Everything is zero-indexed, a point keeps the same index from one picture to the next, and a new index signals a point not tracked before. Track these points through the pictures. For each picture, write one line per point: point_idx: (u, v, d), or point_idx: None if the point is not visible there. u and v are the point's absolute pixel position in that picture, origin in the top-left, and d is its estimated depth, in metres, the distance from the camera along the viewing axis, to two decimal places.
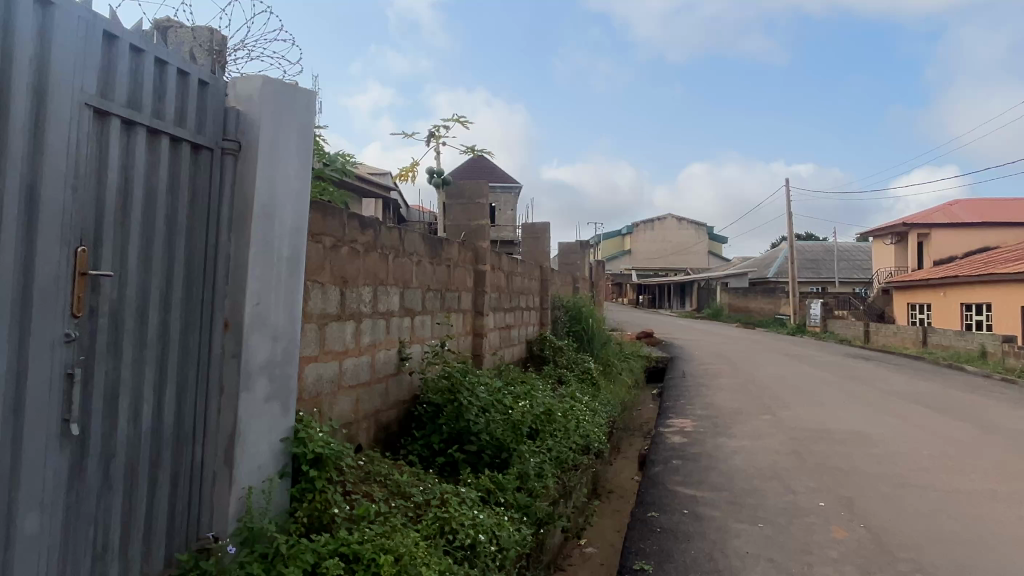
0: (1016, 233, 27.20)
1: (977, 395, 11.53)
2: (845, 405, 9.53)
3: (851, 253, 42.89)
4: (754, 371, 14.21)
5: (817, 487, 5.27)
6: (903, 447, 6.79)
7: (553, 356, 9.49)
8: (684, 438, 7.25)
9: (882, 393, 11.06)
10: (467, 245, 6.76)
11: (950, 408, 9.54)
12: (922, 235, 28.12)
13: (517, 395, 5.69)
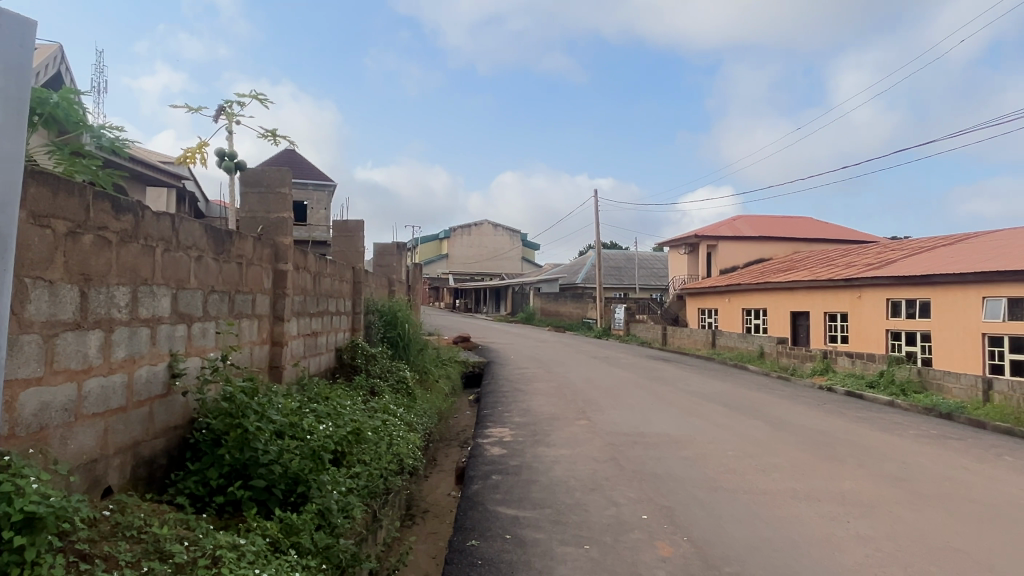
0: (785, 248, 30.78)
1: (761, 393, 12.54)
2: (653, 407, 9.81)
3: (649, 262, 46.26)
4: (567, 374, 14.42)
5: (638, 497, 5.13)
6: (711, 448, 6.97)
7: (365, 365, 8.75)
8: (503, 449, 6.91)
9: (683, 393, 11.63)
10: (265, 241, 5.89)
11: (742, 407, 10.20)
12: (711, 246, 30.84)
13: (319, 414, 4.98)
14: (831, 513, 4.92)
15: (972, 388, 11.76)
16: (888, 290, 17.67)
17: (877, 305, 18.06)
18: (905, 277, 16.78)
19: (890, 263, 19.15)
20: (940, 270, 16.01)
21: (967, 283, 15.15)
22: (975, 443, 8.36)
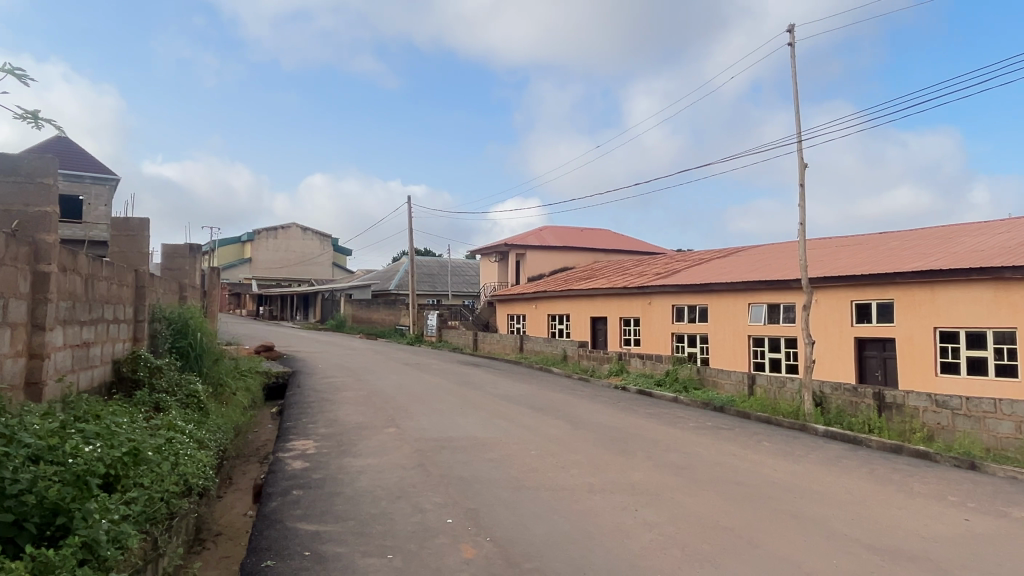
0: (587, 257, 32.85)
1: (564, 394, 13.23)
2: (462, 412, 9.95)
3: (462, 269, 47.03)
4: (377, 382, 14.16)
5: (444, 502, 5.16)
6: (515, 449, 7.20)
7: (149, 379, 7.92)
8: (305, 462, 6.60)
9: (492, 397, 11.92)
10: (21, 238, 5.12)
11: (546, 408, 10.68)
12: (520, 254, 32.01)
13: (87, 434, 4.40)
14: (622, 502, 5.30)
15: (740, 383, 13.31)
16: (673, 297, 19.51)
17: (665, 311, 19.86)
18: (687, 286, 18.64)
19: (675, 273, 21.18)
20: (716, 279, 17.99)
21: (737, 291, 17.19)
22: (742, 432, 9.48)
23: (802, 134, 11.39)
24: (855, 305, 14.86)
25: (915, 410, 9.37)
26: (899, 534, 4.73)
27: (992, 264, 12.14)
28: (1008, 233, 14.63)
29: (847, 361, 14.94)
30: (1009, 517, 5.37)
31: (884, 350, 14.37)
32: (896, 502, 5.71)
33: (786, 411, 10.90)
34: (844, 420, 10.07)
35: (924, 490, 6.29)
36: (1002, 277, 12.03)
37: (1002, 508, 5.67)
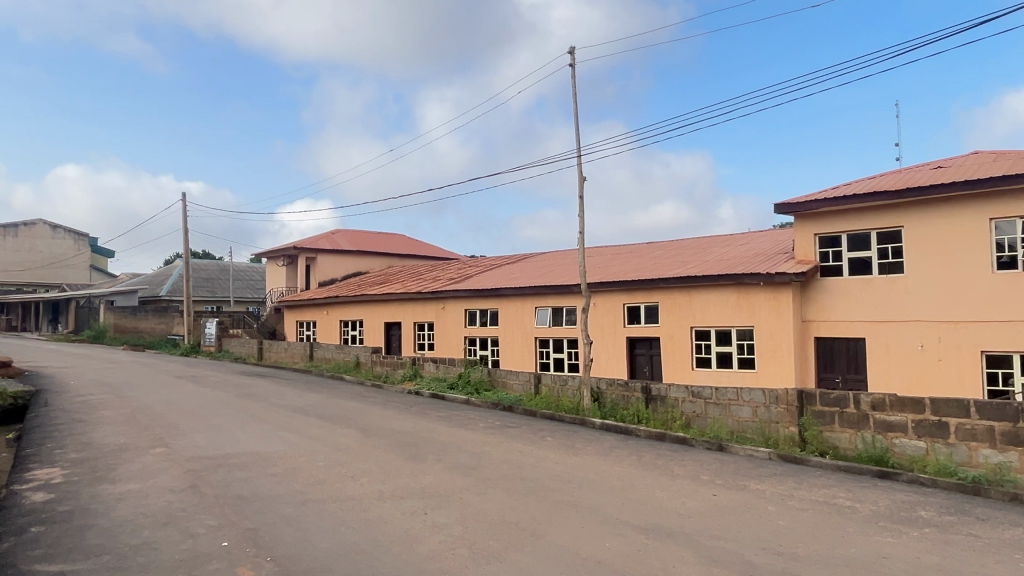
0: (380, 262, 32.48)
1: (356, 401, 12.93)
2: (243, 426, 9.29)
3: (246, 273, 44.10)
4: (144, 398, 12.74)
5: (219, 524, 4.77)
6: (301, 462, 6.87)
7: None
8: (48, 494, 5.72)
9: (277, 408, 11.29)
10: None
11: (335, 416, 10.34)
12: (310, 258, 30.74)
13: None
14: (411, 507, 5.29)
15: (526, 382, 13.94)
16: (465, 301, 19.95)
17: (457, 315, 20.24)
18: (478, 291, 19.17)
19: (467, 278, 21.69)
20: (505, 284, 18.71)
21: (524, 295, 18.03)
22: (528, 429, 9.94)
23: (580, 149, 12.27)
24: (627, 308, 16.28)
25: (675, 400, 10.51)
26: (661, 513, 5.26)
27: (734, 271, 14.00)
28: (748, 245, 16.98)
29: (620, 359, 16.32)
30: (747, 489, 6.22)
31: (650, 348, 15.93)
32: (659, 485, 6.34)
33: (568, 407, 11.63)
34: (618, 413, 10.98)
35: (682, 471, 7.06)
36: (743, 282, 13.92)
37: (741, 482, 6.56)
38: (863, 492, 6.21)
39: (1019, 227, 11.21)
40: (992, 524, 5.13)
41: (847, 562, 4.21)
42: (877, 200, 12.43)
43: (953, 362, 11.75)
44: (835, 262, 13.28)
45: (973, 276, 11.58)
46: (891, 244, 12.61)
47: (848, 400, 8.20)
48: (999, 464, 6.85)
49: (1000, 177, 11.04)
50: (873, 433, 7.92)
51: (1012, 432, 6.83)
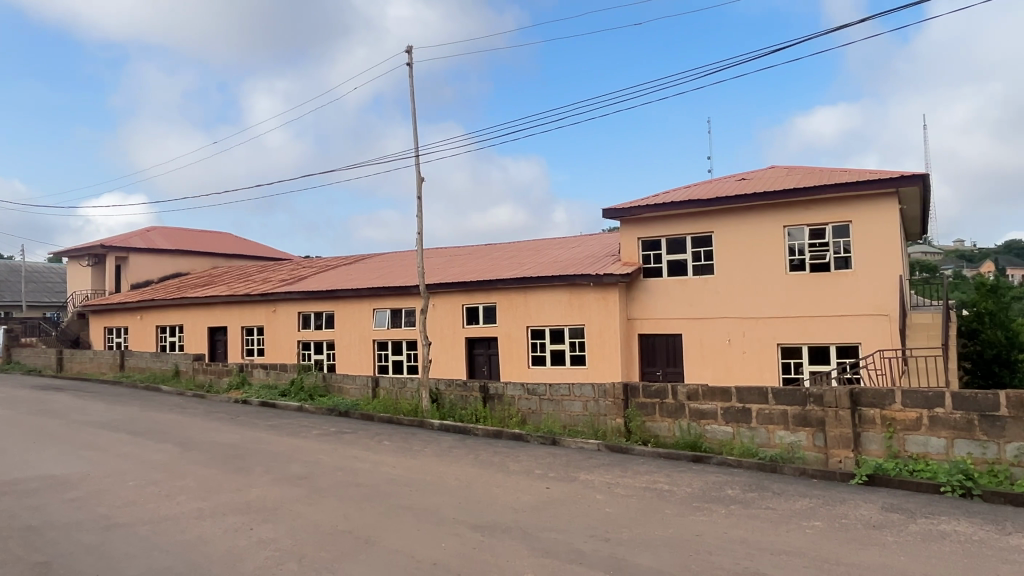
0: (203, 262, 30.20)
1: (174, 413, 11.90)
2: (35, 446, 8.20)
3: (41, 275, 39.10)
4: None
5: (2, 560, 4.17)
6: (107, 483, 6.19)
7: None
8: None
9: (79, 424, 10.11)
10: None
11: (150, 431, 9.46)
12: (120, 258, 27.88)
13: None
14: (235, 523, 4.96)
15: (364, 387, 13.61)
16: (298, 304, 19.10)
17: (290, 318, 19.31)
18: (313, 293, 18.42)
19: (301, 280, 20.77)
20: (341, 285, 18.15)
21: (362, 296, 17.60)
22: (364, 434, 9.70)
23: (418, 149, 12.19)
24: (465, 309, 16.42)
25: (512, 398, 10.76)
26: (497, 510, 5.35)
27: (566, 272, 14.62)
28: (578, 247, 17.80)
29: (459, 359, 16.44)
30: (578, 481, 6.50)
31: (488, 347, 16.21)
32: (495, 482, 6.44)
33: (406, 409, 11.49)
34: (456, 413, 11.03)
35: (517, 467, 7.23)
36: (575, 283, 14.57)
37: (572, 474, 6.85)
38: (680, 475, 6.73)
39: (807, 234, 12.75)
40: (785, 497, 5.77)
41: (666, 542, 4.53)
42: (692, 207, 13.53)
43: (754, 354, 13.09)
44: (656, 263, 14.29)
45: (770, 277, 12.97)
46: (704, 247, 13.80)
47: (667, 391, 8.82)
48: (791, 444, 7.60)
49: (792, 189, 12.46)
50: (688, 421, 8.58)
51: (801, 414, 7.57)
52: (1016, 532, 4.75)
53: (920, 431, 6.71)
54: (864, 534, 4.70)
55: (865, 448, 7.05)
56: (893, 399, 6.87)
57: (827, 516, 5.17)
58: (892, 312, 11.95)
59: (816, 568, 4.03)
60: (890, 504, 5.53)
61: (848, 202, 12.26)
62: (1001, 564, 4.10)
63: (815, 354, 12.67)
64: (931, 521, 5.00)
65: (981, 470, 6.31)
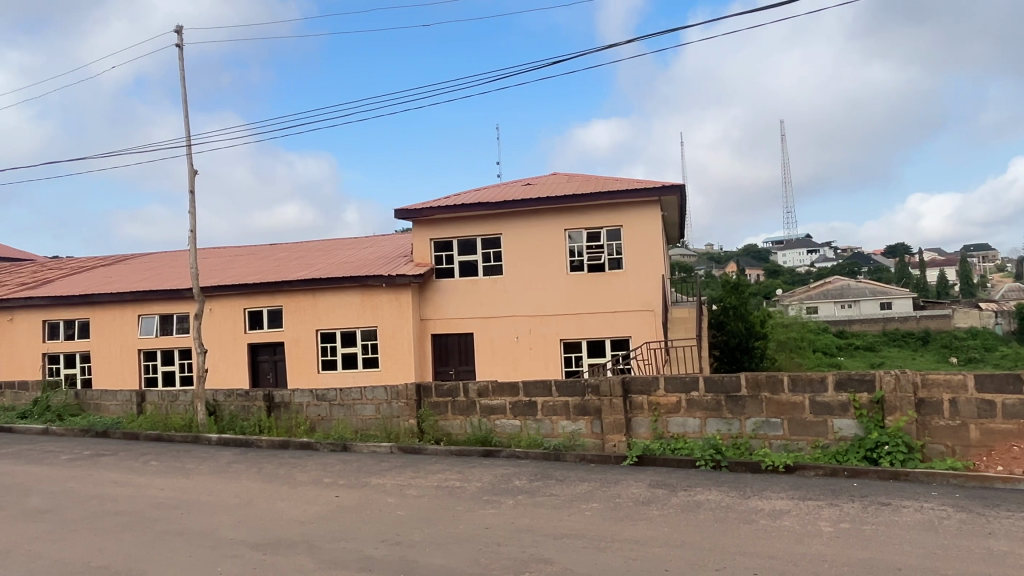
0: None
1: None
2: None
3: None
4: None
5: None
6: None
7: None
8: None
9: None
10: None
11: None
12: None
13: None
14: None
15: (127, 403, 12.13)
16: (43, 311, 16.54)
17: (32, 328, 16.66)
18: (61, 298, 16.06)
19: (45, 283, 18.01)
20: (98, 290, 16.04)
21: (124, 301, 15.70)
22: (127, 455, 8.65)
23: (191, 139, 11.14)
24: (248, 313, 15.36)
25: (300, 405, 10.25)
26: (281, 525, 5.04)
27: (357, 274, 14.27)
28: (369, 248, 17.47)
29: (240, 367, 15.33)
30: (369, 486, 6.35)
31: (274, 353, 15.31)
32: (280, 495, 6.07)
33: (179, 424, 10.45)
34: (237, 425, 10.25)
35: (304, 478, 6.88)
36: (366, 284, 14.28)
37: (363, 479, 6.67)
38: (470, 471, 6.86)
39: (585, 237, 13.69)
40: (567, 483, 6.12)
41: (456, 538, 4.58)
42: (481, 210, 13.88)
43: (540, 349, 13.81)
44: (447, 264, 14.47)
45: (553, 277, 13.75)
46: (493, 249, 14.24)
47: (459, 390, 8.94)
48: (573, 432, 8.11)
49: (572, 195, 13.30)
50: (479, 417, 8.78)
51: (580, 404, 8.10)
52: (754, 495, 5.49)
53: (680, 413, 7.50)
54: (634, 510, 5.13)
55: (635, 431, 7.70)
56: (658, 386, 7.60)
57: (604, 497, 5.57)
58: (657, 308, 13.25)
59: (594, 547, 4.31)
60: (656, 480, 6.11)
61: (620, 207, 13.37)
62: (743, 524, 4.70)
63: (593, 348, 13.69)
64: (689, 493, 5.60)
65: (727, 444, 7.19)
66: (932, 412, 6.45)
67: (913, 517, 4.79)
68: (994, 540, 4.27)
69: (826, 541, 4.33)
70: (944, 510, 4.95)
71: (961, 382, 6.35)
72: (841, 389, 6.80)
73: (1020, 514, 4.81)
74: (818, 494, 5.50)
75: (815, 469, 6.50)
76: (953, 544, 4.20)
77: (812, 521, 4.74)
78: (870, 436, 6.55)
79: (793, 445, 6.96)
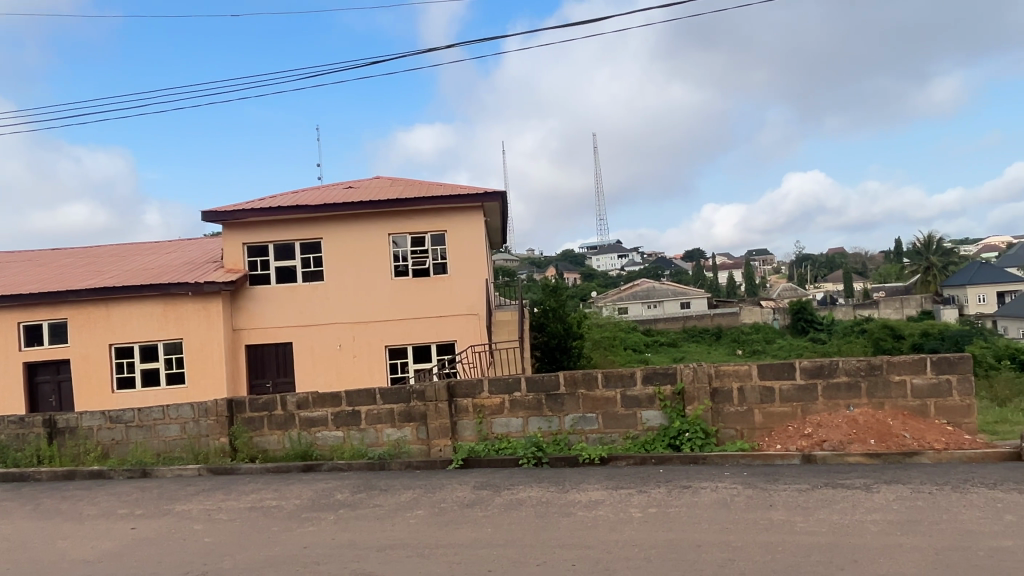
0: None
1: None
2: None
3: None
4: None
5: None
6: None
7: None
8: None
9: None
10: None
11: None
12: None
13: None
14: None
15: None
16: None
17: None
18: None
19: None
20: None
21: None
22: None
23: None
24: (23, 327, 13.41)
25: (88, 430, 9.08)
26: (62, 568, 4.43)
27: (158, 281, 13.01)
28: (173, 253, 16.00)
29: (14, 390, 13.35)
30: (172, 514, 5.78)
31: (57, 373, 13.52)
32: (62, 533, 5.34)
33: None
34: (8, 457, 8.88)
35: (93, 511, 6.11)
36: (170, 293, 13.07)
37: (165, 507, 6.06)
38: (288, 489, 6.49)
39: (409, 242, 13.58)
40: (391, 492, 6.00)
41: (271, 562, 4.30)
42: (299, 213, 13.26)
43: (364, 356, 13.47)
44: (262, 270, 13.66)
45: (376, 282, 13.48)
46: (312, 254, 13.66)
47: (276, 403, 8.45)
48: (398, 440, 7.98)
49: (395, 199, 13.13)
50: (298, 431, 8.35)
51: (405, 411, 7.99)
52: (572, 488, 5.74)
53: (503, 413, 7.65)
54: (459, 514, 5.15)
55: (460, 434, 7.75)
56: (481, 389, 7.71)
57: (429, 503, 5.53)
58: (481, 312, 13.45)
59: (417, 555, 4.26)
60: (480, 482, 6.18)
61: (443, 213, 13.43)
62: (562, 518, 4.89)
63: (418, 353, 13.60)
64: (511, 492, 5.73)
65: (548, 441, 7.45)
66: (724, 400, 7.15)
67: (710, 496, 5.26)
68: (772, 511, 4.81)
69: (635, 527, 4.61)
70: (735, 488, 5.50)
71: (747, 371, 7.11)
72: (648, 382, 7.32)
73: (794, 486, 5.46)
74: (630, 482, 5.87)
75: (626, 459, 6.94)
76: (742, 518, 4.68)
77: (624, 509, 5.04)
78: (673, 424, 7.11)
79: (607, 438, 7.38)
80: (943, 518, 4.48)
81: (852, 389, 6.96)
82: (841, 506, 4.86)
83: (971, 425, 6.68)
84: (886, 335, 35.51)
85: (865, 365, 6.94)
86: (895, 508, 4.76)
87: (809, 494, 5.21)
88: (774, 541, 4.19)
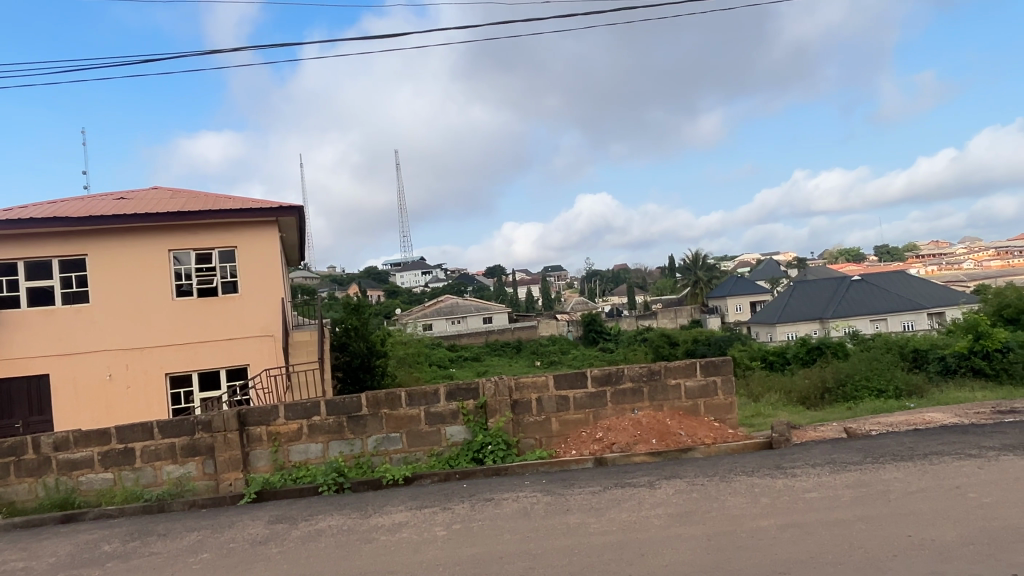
0: None
1: None
2: None
3: None
4: None
5: None
6: None
7: None
8: None
9: None
10: None
11: None
12: None
13: None
14: None
15: None
16: None
17: None
18: None
19: None
20: None
21: None
22: None
23: None
24: None
25: None
26: None
27: None
28: None
29: None
30: None
31: None
32: None
33: None
34: None
35: None
36: None
37: None
38: (41, 546, 5.58)
39: (193, 258, 12.46)
40: (171, 536, 5.41)
41: None
42: (57, 227, 11.60)
43: (140, 387, 12.11)
44: (10, 291, 11.77)
45: (154, 303, 12.19)
46: (74, 273, 12.02)
47: (26, 446, 7.25)
48: (180, 478, 7.23)
49: (176, 212, 12.00)
50: (56, 476, 7.25)
51: (189, 445, 7.27)
52: (375, 513, 5.57)
53: (301, 440, 7.26)
54: (250, 552, 4.77)
55: (254, 466, 7.21)
56: (277, 415, 7.24)
57: (215, 544, 5.06)
58: (276, 333, 12.70)
59: None
60: (275, 515, 5.79)
61: (232, 228, 12.52)
62: (364, 544, 4.72)
63: (206, 380, 12.50)
64: (310, 522, 5.43)
65: (350, 465, 7.19)
66: (524, 411, 7.41)
67: (511, 507, 5.39)
68: (568, 515, 5.04)
69: (438, 546, 4.58)
70: (535, 496, 5.69)
71: (544, 382, 7.43)
72: (451, 399, 7.36)
73: (588, 489, 5.77)
74: (433, 500, 5.84)
75: (430, 476, 6.89)
76: (542, 525, 4.85)
77: (428, 528, 4.99)
78: (477, 438, 7.20)
79: (412, 456, 7.30)
80: (712, 507, 4.99)
81: (637, 394, 7.55)
82: (629, 504, 5.22)
83: (733, 420, 7.57)
84: (664, 342, 39.05)
85: (647, 371, 7.56)
86: (674, 501, 5.21)
87: (602, 495, 5.53)
88: (570, 545, 4.39)
